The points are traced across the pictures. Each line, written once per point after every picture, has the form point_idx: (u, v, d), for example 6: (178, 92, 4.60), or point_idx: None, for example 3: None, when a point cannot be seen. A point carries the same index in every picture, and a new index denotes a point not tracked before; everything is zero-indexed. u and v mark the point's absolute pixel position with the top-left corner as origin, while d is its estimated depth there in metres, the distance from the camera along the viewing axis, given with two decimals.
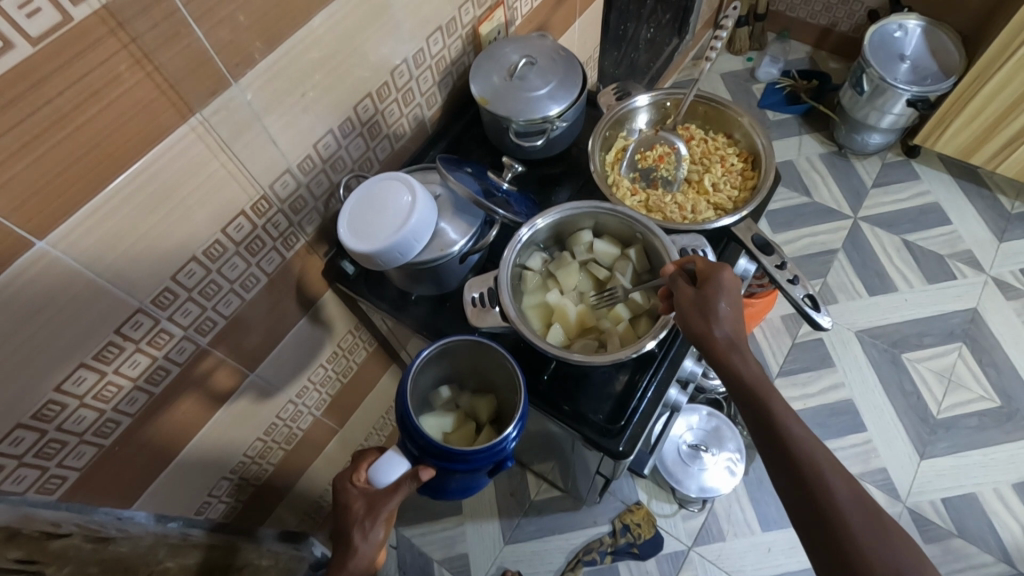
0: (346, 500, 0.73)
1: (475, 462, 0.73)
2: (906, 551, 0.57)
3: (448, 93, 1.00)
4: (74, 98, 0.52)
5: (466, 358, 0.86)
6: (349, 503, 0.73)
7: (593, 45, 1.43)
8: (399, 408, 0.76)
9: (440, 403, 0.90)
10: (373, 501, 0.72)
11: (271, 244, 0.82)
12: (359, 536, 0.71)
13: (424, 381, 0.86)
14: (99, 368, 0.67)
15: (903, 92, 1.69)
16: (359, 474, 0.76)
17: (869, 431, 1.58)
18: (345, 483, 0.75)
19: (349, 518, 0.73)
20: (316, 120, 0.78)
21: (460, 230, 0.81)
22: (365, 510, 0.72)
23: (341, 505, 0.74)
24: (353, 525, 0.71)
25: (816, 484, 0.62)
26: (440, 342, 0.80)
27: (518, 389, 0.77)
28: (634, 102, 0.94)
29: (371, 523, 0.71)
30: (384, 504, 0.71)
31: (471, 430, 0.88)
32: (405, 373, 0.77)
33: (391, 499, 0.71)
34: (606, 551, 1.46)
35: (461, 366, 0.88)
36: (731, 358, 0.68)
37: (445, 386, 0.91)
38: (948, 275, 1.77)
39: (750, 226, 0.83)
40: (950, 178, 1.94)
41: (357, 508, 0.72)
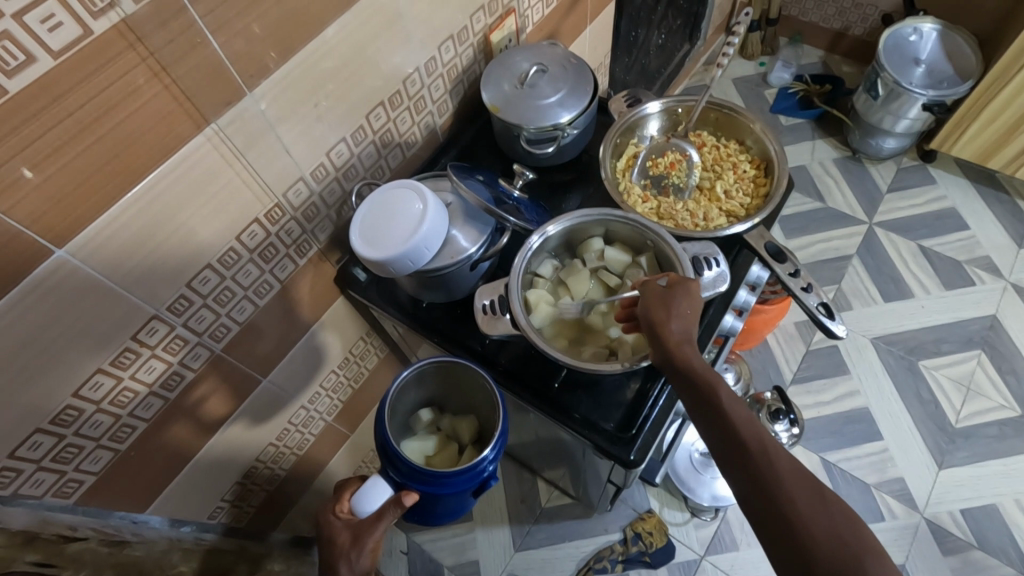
0: (331, 533, 0.72)
1: (457, 485, 0.76)
2: (849, 518, 0.56)
3: (459, 101, 1.01)
4: (94, 109, 0.53)
5: (443, 382, 0.88)
6: (333, 535, 0.71)
7: (604, 51, 1.44)
8: (378, 436, 0.78)
9: (422, 425, 0.93)
10: (357, 532, 0.70)
11: (283, 252, 0.82)
12: (345, 567, 0.69)
13: (404, 403, 0.89)
14: (115, 374, 0.68)
15: (919, 96, 1.68)
16: (342, 505, 0.75)
17: (885, 440, 1.55)
18: (329, 515, 0.74)
19: (333, 550, 0.71)
20: (329, 129, 0.79)
21: (470, 237, 0.81)
22: (350, 541, 0.70)
23: (325, 537, 0.73)
24: (338, 557, 0.70)
25: (758, 458, 0.61)
26: (417, 365, 0.83)
27: (497, 411, 0.79)
28: (645, 109, 0.94)
29: (356, 553, 0.69)
30: (368, 534, 0.69)
31: (453, 453, 0.90)
32: (383, 399, 0.78)
33: (375, 528, 0.70)
34: (617, 560, 1.45)
35: (439, 389, 0.90)
36: (683, 349, 0.67)
37: (426, 409, 0.93)
38: (965, 281, 1.75)
39: (762, 233, 0.83)
40: (967, 182, 1.91)
41: (343, 539, 0.71)
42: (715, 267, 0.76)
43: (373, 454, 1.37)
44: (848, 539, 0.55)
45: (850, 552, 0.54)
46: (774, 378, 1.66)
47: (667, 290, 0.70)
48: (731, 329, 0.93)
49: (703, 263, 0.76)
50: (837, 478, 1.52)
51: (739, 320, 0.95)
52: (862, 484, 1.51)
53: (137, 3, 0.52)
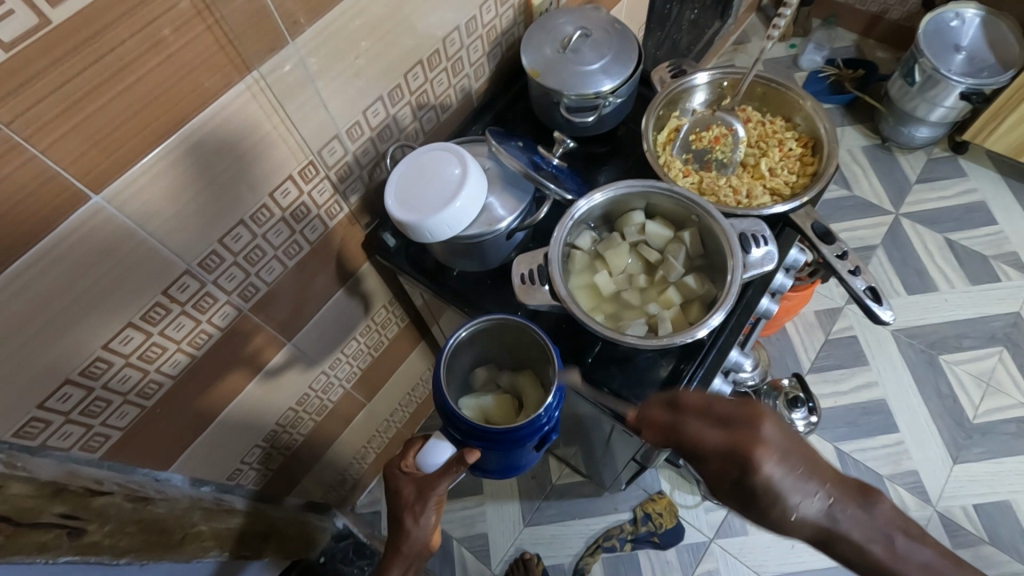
0: (395, 486, 0.72)
1: (519, 439, 0.72)
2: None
3: (496, 65, 0.97)
4: (136, 48, 0.51)
5: (500, 338, 0.83)
6: (399, 488, 0.71)
7: (639, 23, 1.39)
8: (436, 395, 0.74)
9: (480, 383, 0.88)
10: (422, 486, 0.70)
11: (315, 212, 0.80)
12: (412, 521, 0.71)
13: (460, 360, 0.83)
14: (145, 329, 0.67)
15: (957, 84, 1.63)
16: (407, 459, 0.74)
17: (900, 432, 1.54)
18: (393, 468, 0.74)
19: (400, 501, 0.72)
20: (367, 85, 0.76)
21: (508, 206, 0.79)
22: (415, 496, 0.70)
23: (391, 490, 0.73)
24: (405, 510, 0.71)
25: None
26: (474, 322, 0.78)
27: (553, 364, 0.75)
28: (692, 80, 0.90)
29: (422, 508, 0.70)
30: (433, 489, 0.70)
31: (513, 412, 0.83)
32: (440, 356, 0.75)
33: (439, 484, 0.70)
34: (626, 539, 1.45)
35: (494, 344, 0.85)
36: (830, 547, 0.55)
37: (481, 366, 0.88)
38: (991, 277, 1.72)
39: (809, 213, 0.80)
40: (999, 176, 1.87)
41: (407, 493, 0.71)
42: (763, 245, 0.73)
43: (387, 424, 1.37)
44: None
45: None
46: (791, 366, 1.64)
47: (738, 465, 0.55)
48: (766, 312, 0.91)
49: (750, 240, 0.73)
50: (850, 468, 1.52)
51: (774, 302, 0.92)
52: (876, 476, 1.50)
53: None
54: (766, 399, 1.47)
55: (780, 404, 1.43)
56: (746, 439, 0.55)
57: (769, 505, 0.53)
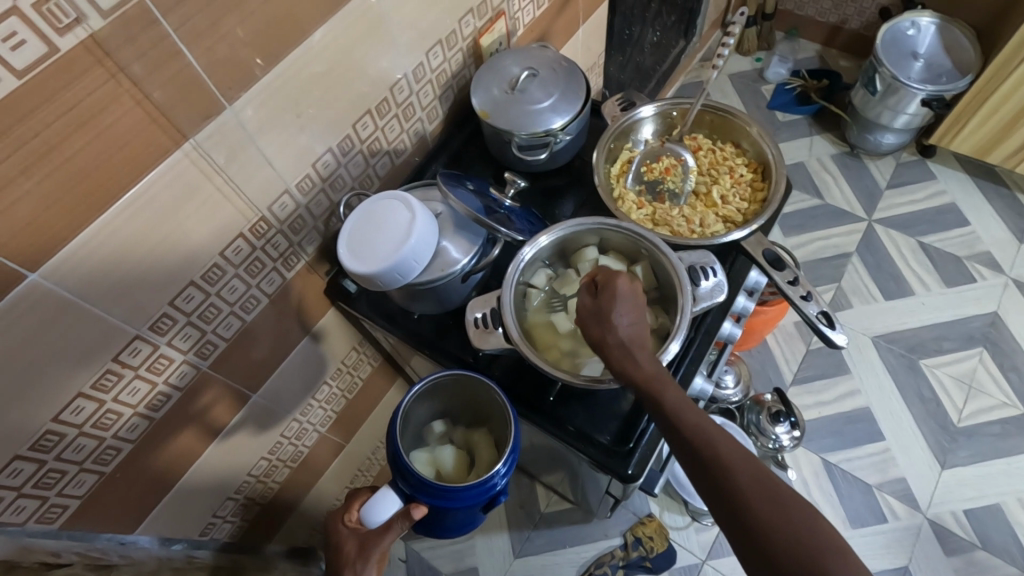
0: (337, 541, 0.73)
1: (464, 501, 0.73)
2: (810, 516, 0.54)
3: (450, 106, 0.99)
4: (65, 128, 0.51)
5: (458, 393, 0.85)
6: (340, 544, 0.72)
7: (598, 50, 1.41)
8: (389, 446, 0.75)
9: (434, 438, 0.89)
10: (364, 541, 0.71)
11: (271, 265, 0.81)
12: None
13: (418, 412, 0.85)
14: (98, 397, 0.66)
15: (917, 91, 1.66)
16: (351, 513, 0.76)
17: (886, 440, 1.54)
18: (337, 523, 0.75)
19: (341, 558, 0.72)
20: (314, 139, 0.77)
21: (462, 248, 0.79)
22: (357, 550, 0.71)
23: (333, 545, 0.74)
24: (345, 566, 0.71)
25: (715, 465, 0.57)
26: (432, 377, 0.80)
27: (510, 425, 0.76)
28: (639, 113, 0.92)
29: (363, 563, 0.70)
30: (375, 544, 0.70)
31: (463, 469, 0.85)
32: (397, 409, 0.76)
33: (383, 540, 0.70)
34: (618, 565, 1.43)
35: (452, 399, 0.87)
36: (624, 359, 0.64)
37: (438, 420, 0.90)
38: (966, 278, 1.73)
39: (760, 239, 0.81)
40: (967, 177, 1.89)
41: (349, 549, 0.71)
42: (712, 276, 0.73)
43: (368, 463, 1.36)
44: (812, 540, 0.52)
45: (811, 556, 0.52)
46: (774, 379, 1.64)
47: (597, 302, 0.67)
48: (730, 336, 0.91)
49: (699, 272, 0.74)
50: (838, 479, 1.51)
51: (737, 325, 0.93)
52: (864, 485, 1.49)
53: (104, 19, 0.50)
54: (749, 415, 1.47)
55: (763, 419, 1.43)
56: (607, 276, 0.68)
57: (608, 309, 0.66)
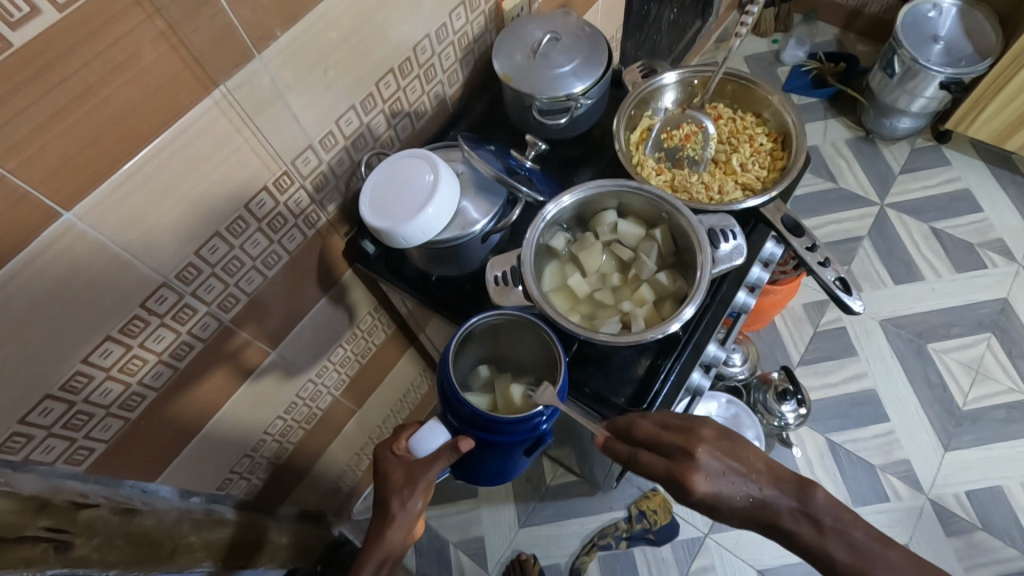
0: (385, 468, 0.75)
1: (512, 435, 0.73)
2: None
3: (470, 71, 0.99)
4: (102, 67, 0.52)
5: (505, 335, 0.82)
6: (388, 471, 0.73)
7: (615, 24, 1.40)
8: (441, 379, 0.76)
9: (479, 383, 0.85)
10: (412, 471, 0.72)
11: (292, 222, 0.81)
12: (398, 503, 0.72)
13: (467, 354, 0.82)
14: (125, 342, 0.68)
15: (937, 74, 1.64)
16: (400, 442, 0.77)
17: (891, 422, 1.55)
18: (385, 452, 0.76)
19: (388, 485, 0.74)
20: (339, 96, 0.77)
21: (482, 209, 0.80)
22: (404, 479, 0.72)
23: (381, 472, 0.75)
24: (392, 493, 0.73)
25: None
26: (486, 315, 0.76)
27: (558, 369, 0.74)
28: (661, 80, 0.91)
29: (409, 493, 0.72)
30: (422, 474, 0.72)
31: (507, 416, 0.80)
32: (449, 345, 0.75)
33: (429, 471, 0.72)
34: (621, 537, 1.46)
35: (500, 342, 0.84)
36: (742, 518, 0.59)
37: (485, 365, 0.86)
38: (977, 264, 1.73)
39: (778, 206, 0.81)
40: (982, 164, 1.88)
41: (396, 476, 0.73)
42: (732, 240, 0.74)
43: (379, 430, 1.38)
44: None
45: None
46: (781, 360, 1.65)
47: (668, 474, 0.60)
48: (742, 307, 0.92)
49: (719, 235, 0.74)
50: (842, 459, 1.52)
51: (751, 297, 0.94)
52: (867, 466, 1.51)
53: None
54: (756, 394, 1.48)
55: (769, 398, 1.45)
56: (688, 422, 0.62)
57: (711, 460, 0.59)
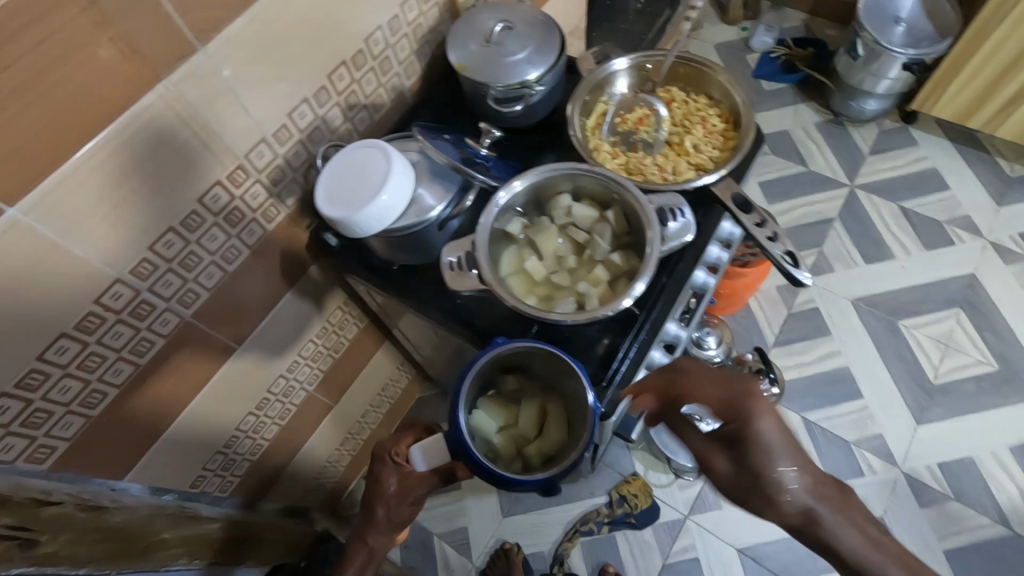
0: (382, 473, 0.83)
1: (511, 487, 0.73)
2: None
3: (427, 62, 0.99)
4: (37, 62, 0.52)
5: (540, 358, 0.80)
6: (384, 479, 0.82)
7: (579, 14, 1.42)
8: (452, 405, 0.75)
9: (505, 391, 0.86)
10: (404, 485, 0.82)
11: (250, 216, 0.82)
12: (384, 510, 0.84)
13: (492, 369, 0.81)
14: (82, 338, 0.68)
15: (898, 55, 1.67)
16: (398, 450, 0.83)
17: (865, 398, 1.57)
18: (385, 457, 0.83)
19: (381, 489, 0.83)
20: (291, 88, 0.78)
21: (436, 196, 0.81)
22: (397, 489, 0.82)
23: (377, 475, 0.83)
24: (383, 499, 0.83)
25: None
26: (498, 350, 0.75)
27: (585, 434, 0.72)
28: (612, 66, 0.94)
29: (398, 503, 0.83)
30: (414, 491, 0.81)
31: (521, 435, 0.82)
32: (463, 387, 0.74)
33: (419, 490, 0.81)
34: (603, 522, 1.47)
35: (532, 362, 0.81)
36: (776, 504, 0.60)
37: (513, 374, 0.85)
38: (946, 241, 1.76)
39: (729, 184, 0.83)
40: (948, 143, 1.91)
41: (389, 485, 0.82)
42: (680, 218, 0.76)
43: (358, 425, 1.39)
44: None
45: None
46: (756, 341, 1.67)
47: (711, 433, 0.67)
48: (704, 287, 0.92)
49: (668, 214, 0.76)
50: (818, 437, 1.55)
51: (714, 277, 0.93)
52: (843, 442, 1.53)
53: None
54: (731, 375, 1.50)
55: None
56: (741, 407, 0.64)
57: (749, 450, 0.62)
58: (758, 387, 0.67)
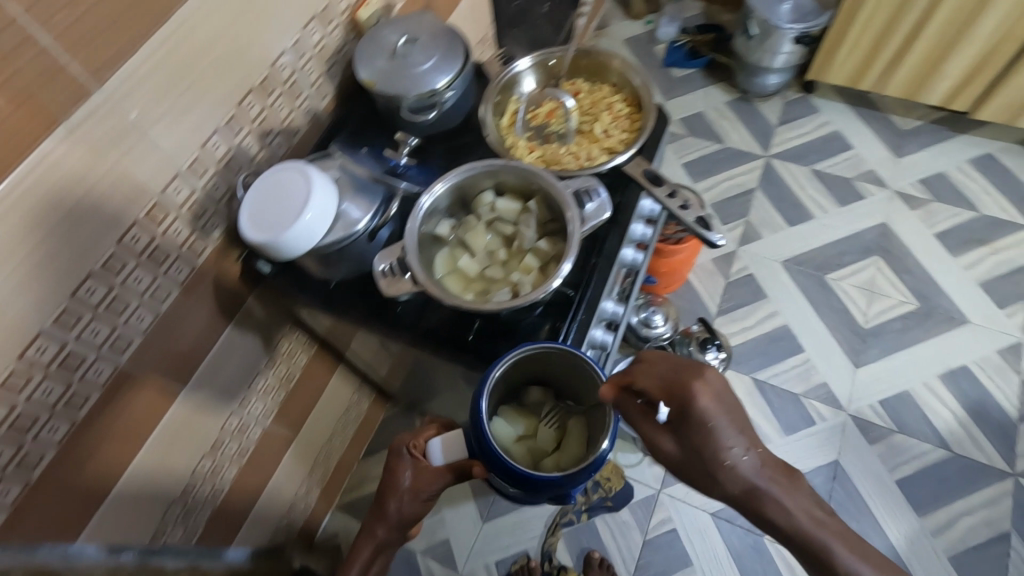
0: (397, 467, 0.84)
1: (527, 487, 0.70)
2: None
3: (338, 83, 1.01)
4: None
5: (560, 363, 0.79)
6: (398, 471, 0.83)
7: (486, 24, 1.46)
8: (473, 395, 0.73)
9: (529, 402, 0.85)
10: (417, 479, 0.82)
11: (176, 253, 0.81)
12: (394, 504, 0.83)
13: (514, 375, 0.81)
14: (7, 398, 0.66)
15: (789, 31, 1.81)
16: (417, 443, 0.85)
17: (806, 351, 1.67)
18: (403, 450, 0.85)
19: (393, 484, 0.83)
20: (200, 120, 0.78)
21: (361, 207, 0.82)
22: (410, 482, 0.82)
23: (392, 468, 0.84)
24: (394, 494, 0.83)
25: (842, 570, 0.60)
26: (522, 348, 0.74)
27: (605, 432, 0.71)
28: (516, 67, 1.01)
29: (406, 498, 0.82)
30: (427, 485, 0.81)
31: (539, 448, 0.79)
32: (488, 376, 0.72)
33: (433, 486, 0.81)
34: (581, 510, 1.48)
35: (551, 370, 0.81)
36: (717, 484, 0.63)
37: (536, 386, 0.86)
38: (856, 196, 1.89)
39: (639, 162, 0.88)
40: (845, 106, 2.06)
41: (403, 478, 0.83)
42: (597, 198, 0.80)
43: (323, 454, 1.37)
44: None
45: None
46: (701, 313, 1.75)
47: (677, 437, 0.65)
48: (634, 264, 0.97)
49: (585, 196, 0.80)
50: (769, 393, 1.63)
51: (643, 253, 0.98)
52: (792, 396, 1.62)
53: None
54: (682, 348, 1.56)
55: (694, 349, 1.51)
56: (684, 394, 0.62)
57: (709, 446, 0.62)
58: (710, 371, 0.64)
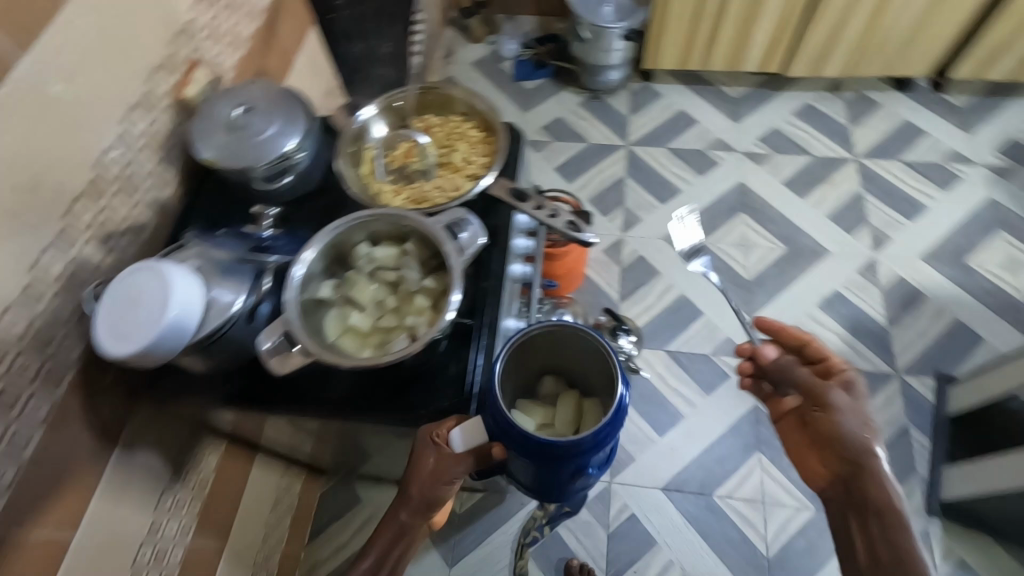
0: (421, 453, 0.76)
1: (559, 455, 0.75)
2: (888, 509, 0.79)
3: (179, 166, 0.96)
4: None
5: (556, 343, 0.88)
6: (421, 458, 0.76)
7: (327, 74, 1.45)
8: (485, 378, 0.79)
9: (545, 391, 0.95)
10: (442, 467, 0.76)
11: (28, 391, 0.72)
12: (416, 490, 0.77)
13: (518, 364, 0.89)
14: None
15: (617, 30, 1.96)
16: (440, 428, 0.77)
17: (704, 313, 1.79)
18: (424, 439, 0.77)
19: (418, 469, 0.77)
20: (25, 241, 0.71)
21: (233, 290, 0.78)
22: (432, 472, 0.76)
23: (414, 455, 0.77)
24: (417, 483, 0.77)
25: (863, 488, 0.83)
26: (524, 329, 0.83)
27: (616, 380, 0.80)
28: (361, 115, 1.00)
29: (435, 486, 0.77)
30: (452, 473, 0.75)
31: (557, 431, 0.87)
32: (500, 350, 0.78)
33: (459, 468, 0.75)
34: (543, 523, 1.35)
35: (552, 356, 0.91)
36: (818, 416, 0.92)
37: (547, 376, 0.96)
38: (710, 162, 2.04)
39: (502, 183, 0.91)
40: (682, 86, 2.24)
41: (426, 467, 0.76)
42: (470, 226, 0.82)
43: (262, 553, 1.27)
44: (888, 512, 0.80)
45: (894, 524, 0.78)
46: (605, 303, 1.82)
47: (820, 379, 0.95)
48: (524, 277, 1.01)
49: (458, 226, 0.82)
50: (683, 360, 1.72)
51: (528, 268, 1.02)
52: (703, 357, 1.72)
53: None
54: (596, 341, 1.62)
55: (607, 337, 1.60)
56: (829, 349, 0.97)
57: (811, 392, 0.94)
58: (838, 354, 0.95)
